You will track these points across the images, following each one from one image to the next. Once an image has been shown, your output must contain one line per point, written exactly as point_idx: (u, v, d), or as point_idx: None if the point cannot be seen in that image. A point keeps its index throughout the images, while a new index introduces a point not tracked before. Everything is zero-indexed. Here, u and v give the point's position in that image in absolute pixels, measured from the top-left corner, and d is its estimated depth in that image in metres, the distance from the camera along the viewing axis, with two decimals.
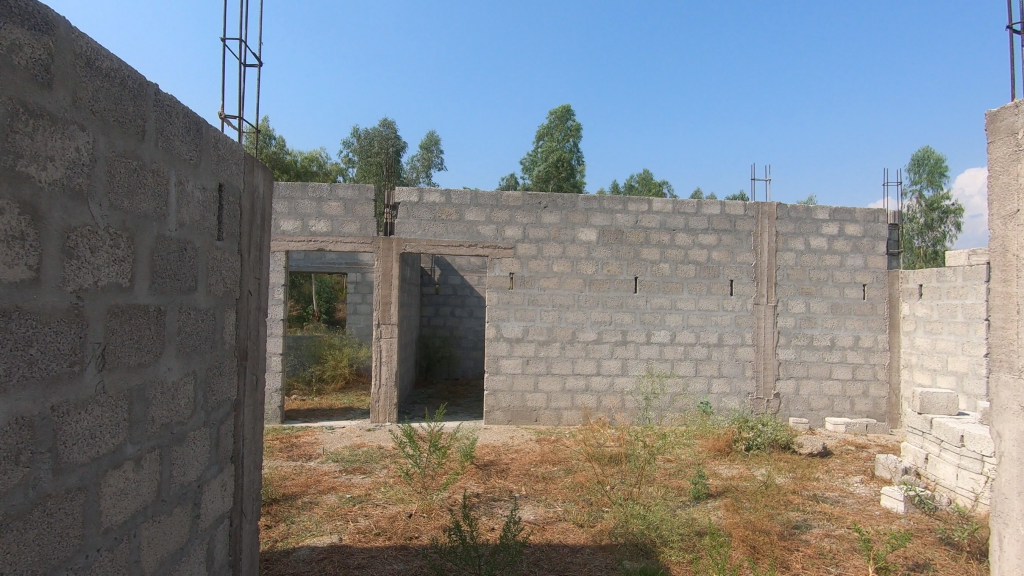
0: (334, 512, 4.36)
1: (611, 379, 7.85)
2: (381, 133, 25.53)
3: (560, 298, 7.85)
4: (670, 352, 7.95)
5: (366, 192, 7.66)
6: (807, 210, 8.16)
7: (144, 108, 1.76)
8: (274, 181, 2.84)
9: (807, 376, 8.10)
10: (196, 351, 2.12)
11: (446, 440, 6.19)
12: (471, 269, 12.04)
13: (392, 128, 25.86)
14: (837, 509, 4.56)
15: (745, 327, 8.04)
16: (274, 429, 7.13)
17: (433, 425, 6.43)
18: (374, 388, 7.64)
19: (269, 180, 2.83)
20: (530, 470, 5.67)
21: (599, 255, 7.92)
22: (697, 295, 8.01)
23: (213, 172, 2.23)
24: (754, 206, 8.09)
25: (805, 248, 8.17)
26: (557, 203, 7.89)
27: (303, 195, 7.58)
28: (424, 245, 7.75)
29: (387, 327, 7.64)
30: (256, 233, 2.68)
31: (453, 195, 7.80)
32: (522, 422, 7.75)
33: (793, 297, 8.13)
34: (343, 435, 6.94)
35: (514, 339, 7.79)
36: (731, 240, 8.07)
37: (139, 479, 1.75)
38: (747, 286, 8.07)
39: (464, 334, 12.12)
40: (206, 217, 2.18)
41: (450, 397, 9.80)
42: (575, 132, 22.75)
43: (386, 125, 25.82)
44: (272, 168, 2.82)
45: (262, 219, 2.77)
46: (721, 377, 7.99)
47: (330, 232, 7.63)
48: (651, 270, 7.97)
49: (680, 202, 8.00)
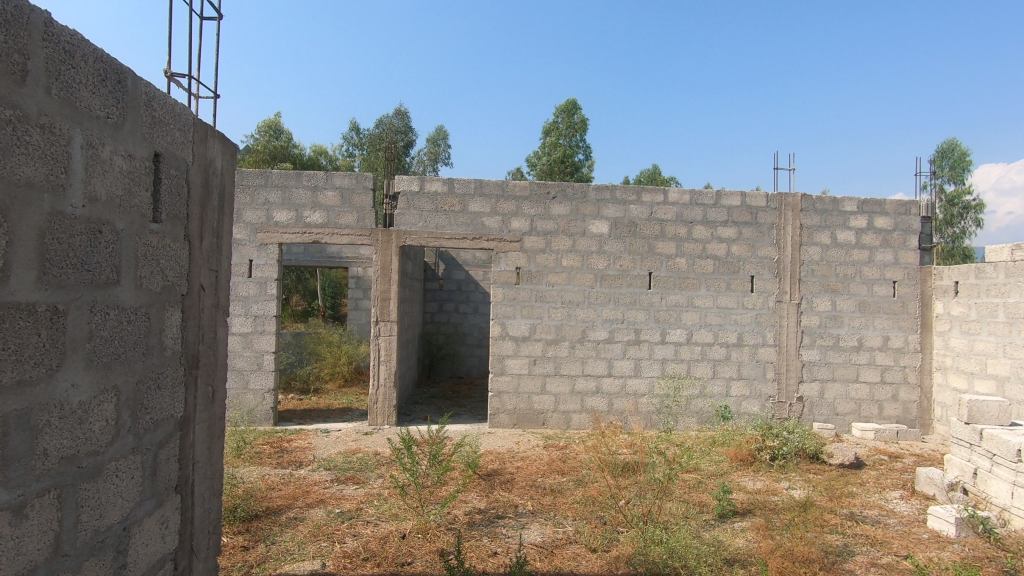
0: (319, 531, 3.94)
1: (623, 380, 7.39)
2: (391, 125, 25.14)
3: (569, 294, 7.39)
4: (687, 352, 7.47)
5: (364, 180, 7.22)
6: (834, 201, 7.66)
7: (27, 41, 1.32)
8: (234, 155, 2.39)
9: (832, 378, 7.61)
10: (118, 361, 1.68)
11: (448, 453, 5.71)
12: (476, 264, 11.60)
13: (404, 119, 25.49)
14: (880, 532, 4.09)
15: (766, 326, 7.56)
16: (266, 432, 6.72)
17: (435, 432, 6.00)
18: (372, 389, 7.21)
19: (229, 153, 2.40)
20: (537, 481, 5.21)
21: (611, 249, 7.45)
22: (716, 291, 7.53)
23: (146, 138, 1.79)
24: (778, 197, 7.59)
25: (832, 242, 7.66)
26: (567, 193, 7.43)
27: (297, 184, 7.16)
28: (425, 238, 7.30)
29: (385, 325, 7.22)
30: (212, 215, 2.24)
31: (456, 185, 7.35)
32: (528, 426, 7.30)
33: (819, 294, 7.63)
34: (337, 440, 6.52)
35: (521, 338, 7.34)
36: (752, 233, 7.57)
37: (18, 535, 1.32)
38: (768, 283, 7.58)
39: (469, 331, 11.68)
40: (133, 194, 1.74)
41: (452, 397, 9.38)
42: (580, 127, 22.14)
43: (396, 116, 25.47)
44: (231, 139, 2.38)
45: (221, 199, 2.33)
46: (740, 379, 7.51)
47: (326, 223, 7.19)
48: (667, 265, 7.49)
49: (698, 192, 7.52)
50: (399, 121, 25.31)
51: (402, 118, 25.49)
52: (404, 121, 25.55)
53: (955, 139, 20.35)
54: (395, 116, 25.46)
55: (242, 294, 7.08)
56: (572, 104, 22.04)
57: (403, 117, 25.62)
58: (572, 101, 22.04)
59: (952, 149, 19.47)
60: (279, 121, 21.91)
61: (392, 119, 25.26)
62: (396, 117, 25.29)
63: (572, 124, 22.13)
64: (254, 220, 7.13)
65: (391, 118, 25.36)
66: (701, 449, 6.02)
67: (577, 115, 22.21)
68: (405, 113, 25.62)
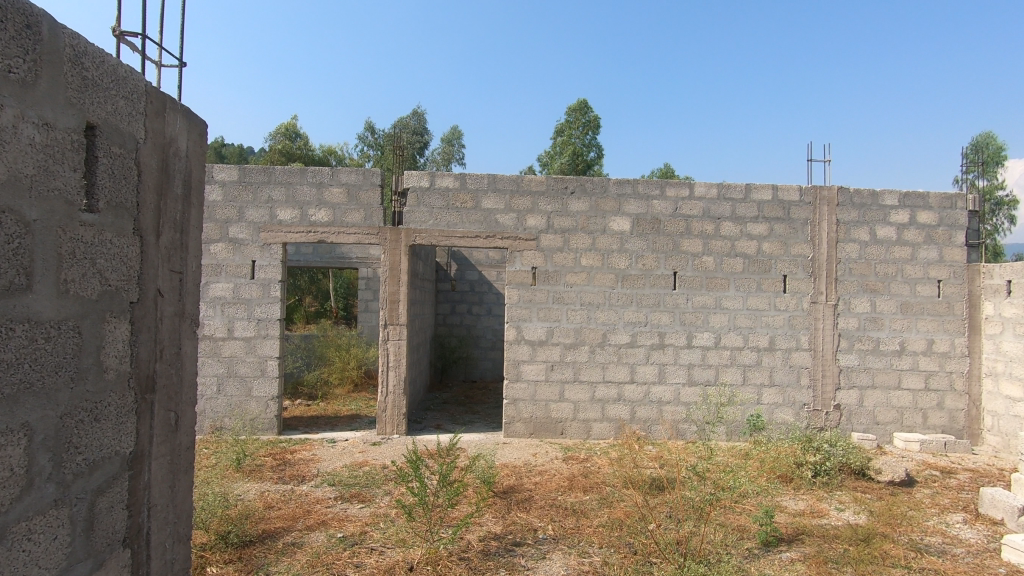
0: (319, 561, 3.56)
1: (646, 387, 6.95)
2: (408, 126, 24.91)
3: (589, 295, 6.96)
4: (715, 357, 7.00)
5: (372, 176, 6.86)
6: (873, 195, 7.15)
7: None
8: (203, 136, 2.02)
9: (872, 385, 7.09)
10: (29, 391, 1.29)
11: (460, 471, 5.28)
12: (489, 263, 11.22)
13: (421, 120, 25.25)
14: (950, 565, 3.61)
15: (800, 329, 7.06)
16: (269, 442, 6.38)
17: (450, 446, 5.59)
18: (380, 397, 6.84)
19: (197, 131, 2.02)
20: (557, 500, 4.79)
21: (633, 247, 7.00)
22: (746, 292, 7.04)
23: (72, 104, 1.41)
24: (812, 191, 7.10)
25: (871, 239, 7.14)
26: (586, 188, 6.99)
27: (301, 180, 6.81)
28: (436, 236, 6.90)
29: (394, 328, 6.84)
30: (173, 206, 1.86)
31: (468, 180, 6.95)
32: (546, 435, 6.88)
33: (857, 295, 7.12)
34: (343, 451, 6.14)
35: (537, 342, 6.92)
36: (784, 230, 7.08)
37: None
38: (802, 283, 7.08)
39: (482, 333, 11.29)
40: (52, 173, 1.35)
41: (465, 403, 8.99)
42: (591, 126, 21.66)
43: (412, 116, 25.24)
44: (198, 116, 2.01)
45: (186, 187, 1.95)
46: (772, 386, 7.02)
47: (332, 222, 6.83)
48: (693, 264, 7.03)
49: (726, 186, 7.04)
50: (417, 122, 25.12)
51: (418, 118, 25.26)
52: (421, 122, 25.32)
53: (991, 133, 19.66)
54: (413, 117, 25.25)
55: (245, 297, 6.74)
56: (582, 104, 21.59)
57: (420, 118, 25.38)
58: (582, 100, 21.57)
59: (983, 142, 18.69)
60: (293, 123, 21.81)
61: (409, 120, 25.04)
62: (413, 117, 25.06)
63: (584, 123, 21.62)
64: (256, 218, 6.78)
65: (407, 119, 25.13)
66: (735, 464, 5.56)
67: (588, 114, 21.72)
68: (422, 114, 25.41)
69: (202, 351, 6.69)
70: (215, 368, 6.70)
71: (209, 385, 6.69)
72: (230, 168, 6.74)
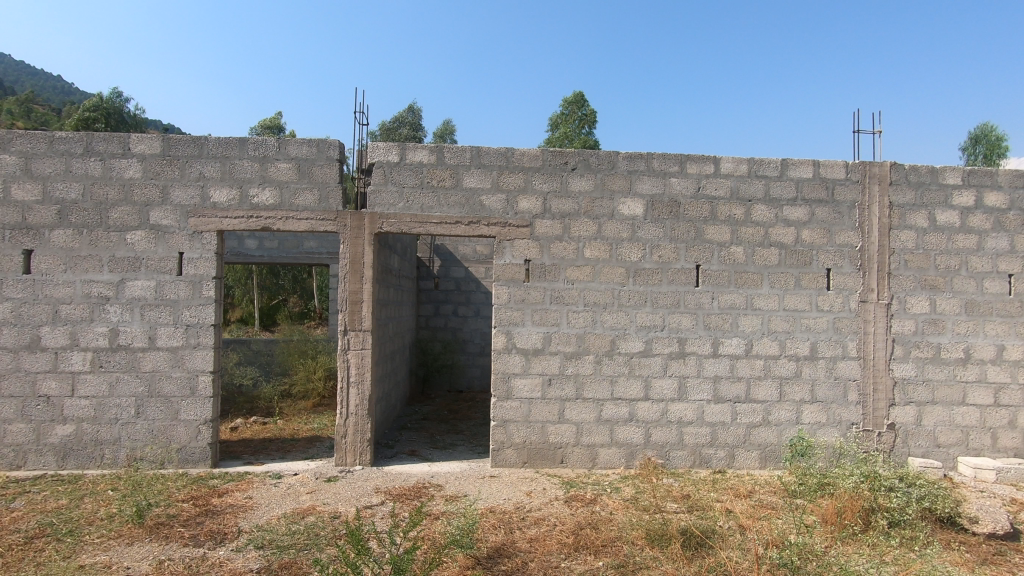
0: None
1: (663, 405, 5.73)
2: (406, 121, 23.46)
3: (594, 294, 5.74)
4: (745, 368, 5.80)
5: (329, 148, 5.59)
6: (932, 172, 5.97)
7: None
8: None
9: (933, 401, 5.92)
10: None
11: (431, 537, 3.94)
12: (477, 259, 10.03)
13: (417, 115, 23.84)
14: None
15: (847, 334, 5.88)
16: (196, 480, 5.09)
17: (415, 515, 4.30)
18: (339, 420, 5.57)
19: None
20: (560, 571, 3.55)
21: (647, 235, 5.79)
22: (782, 289, 5.84)
23: None
24: (860, 167, 5.92)
25: (930, 225, 5.96)
26: (590, 164, 5.77)
27: (240, 153, 5.53)
28: (407, 222, 5.64)
29: (356, 335, 5.58)
30: None
31: (446, 153, 5.70)
32: (542, 465, 5.65)
33: (914, 292, 5.94)
34: (287, 491, 4.87)
35: (532, 352, 5.68)
36: (827, 214, 5.90)
37: None
38: (848, 278, 5.90)
39: (470, 337, 10.05)
40: None
41: (449, 420, 7.74)
42: (589, 120, 20.42)
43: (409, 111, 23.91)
44: None
45: None
46: (814, 403, 5.83)
47: (278, 205, 5.55)
48: (719, 256, 5.82)
49: (758, 161, 5.85)
50: (412, 118, 23.65)
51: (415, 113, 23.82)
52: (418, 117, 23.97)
53: (989, 127, 19.77)
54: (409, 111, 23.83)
55: (170, 298, 5.45)
56: (580, 95, 20.31)
57: (417, 113, 23.96)
58: (579, 93, 20.28)
59: (987, 135, 19.48)
60: (277, 117, 20.53)
61: (406, 116, 23.64)
62: (409, 112, 23.65)
63: (581, 116, 20.37)
64: (184, 200, 5.49)
65: (404, 114, 23.77)
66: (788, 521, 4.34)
67: (586, 107, 20.49)
68: (419, 111, 23.95)
69: (118, 366, 5.39)
70: (133, 387, 5.40)
71: (126, 407, 5.39)
72: (151, 138, 5.44)
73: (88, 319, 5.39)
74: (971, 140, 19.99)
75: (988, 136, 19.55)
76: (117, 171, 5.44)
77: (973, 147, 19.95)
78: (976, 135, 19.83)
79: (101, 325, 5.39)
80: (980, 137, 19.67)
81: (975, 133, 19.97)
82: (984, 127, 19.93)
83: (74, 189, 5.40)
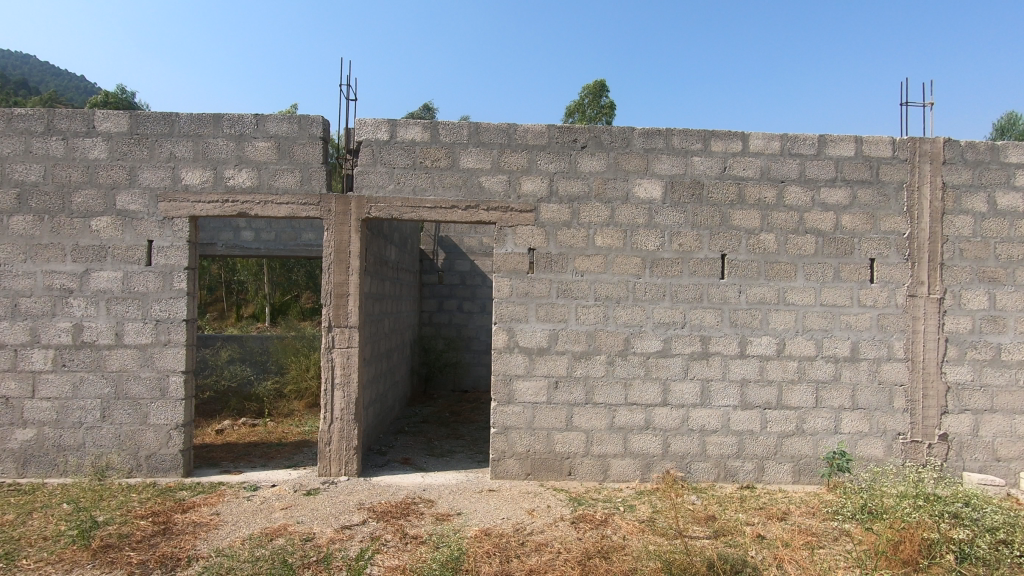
0: None
1: (683, 411, 5.12)
2: (419, 117, 22.98)
3: (606, 287, 5.13)
4: (777, 371, 5.15)
5: (311, 124, 5.06)
6: (992, 150, 5.25)
7: None
8: None
9: (991, 409, 5.22)
10: None
11: (413, 567, 3.37)
12: (483, 252, 9.46)
13: (430, 112, 23.48)
14: None
15: (892, 333, 5.20)
16: (163, 492, 4.59)
17: (397, 540, 3.75)
18: (323, 426, 5.04)
19: None
20: None
21: (666, 220, 5.17)
22: (819, 282, 5.18)
23: None
24: (909, 144, 5.23)
25: (989, 210, 5.25)
26: (602, 141, 5.16)
27: (215, 131, 5.02)
28: (398, 207, 5.08)
29: (342, 332, 5.04)
30: None
31: (441, 129, 5.13)
32: (548, 478, 5.08)
33: (971, 285, 5.24)
34: (260, 506, 4.35)
35: (536, 351, 5.10)
36: (871, 197, 5.22)
37: None
38: (895, 269, 5.22)
39: (475, 335, 9.50)
40: None
41: (449, 424, 7.19)
42: (607, 112, 19.70)
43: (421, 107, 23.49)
44: None
45: None
46: (855, 411, 5.16)
47: (256, 188, 5.03)
48: (748, 244, 5.18)
49: (792, 137, 5.19)
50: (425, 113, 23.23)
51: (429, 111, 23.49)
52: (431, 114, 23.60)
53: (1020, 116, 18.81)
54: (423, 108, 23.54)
55: (139, 290, 4.96)
56: (599, 85, 19.61)
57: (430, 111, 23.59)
58: (597, 83, 19.62)
59: (1014, 124, 18.57)
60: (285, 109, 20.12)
61: (419, 113, 23.28)
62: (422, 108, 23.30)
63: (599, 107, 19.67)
64: (154, 183, 4.99)
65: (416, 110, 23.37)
66: (836, 553, 3.71)
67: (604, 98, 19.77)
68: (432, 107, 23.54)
69: (81, 365, 4.92)
70: (98, 388, 4.93)
71: (91, 410, 4.92)
72: (118, 114, 4.95)
73: (50, 314, 4.92)
74: (999, 131, 19.07)
75: (1015, 125, 18.60)
76: (81, 151, 4.96)
77: (1001, 137, 18.99)
78: (1004, 125, 18.90)
79: (64, 319, 4.92)
80: (1006, 127, 18.71)
81: (1001, 123, 19.06)
82: (1010, 116, 18.99)
83: (35, 170, 4.94)
